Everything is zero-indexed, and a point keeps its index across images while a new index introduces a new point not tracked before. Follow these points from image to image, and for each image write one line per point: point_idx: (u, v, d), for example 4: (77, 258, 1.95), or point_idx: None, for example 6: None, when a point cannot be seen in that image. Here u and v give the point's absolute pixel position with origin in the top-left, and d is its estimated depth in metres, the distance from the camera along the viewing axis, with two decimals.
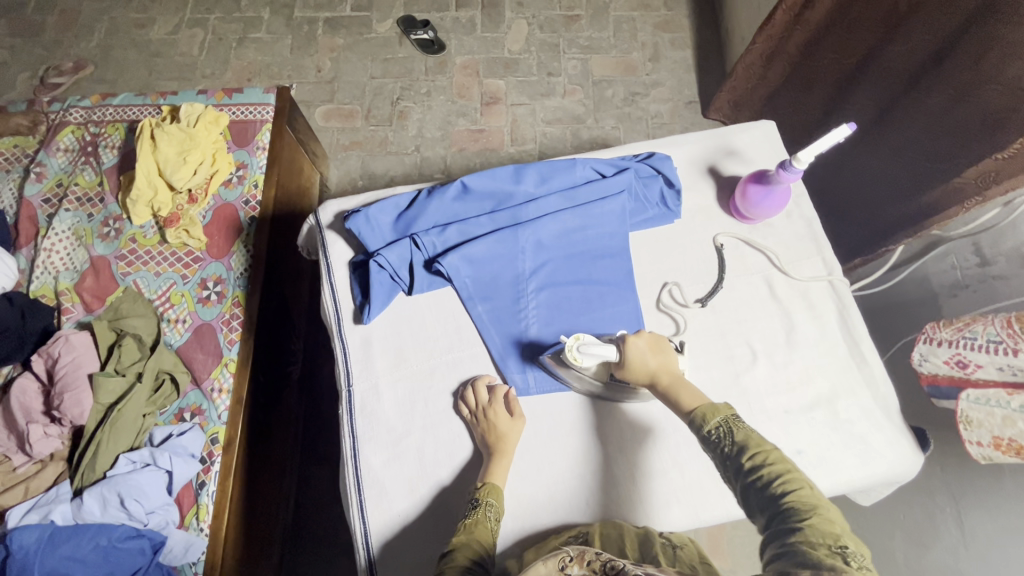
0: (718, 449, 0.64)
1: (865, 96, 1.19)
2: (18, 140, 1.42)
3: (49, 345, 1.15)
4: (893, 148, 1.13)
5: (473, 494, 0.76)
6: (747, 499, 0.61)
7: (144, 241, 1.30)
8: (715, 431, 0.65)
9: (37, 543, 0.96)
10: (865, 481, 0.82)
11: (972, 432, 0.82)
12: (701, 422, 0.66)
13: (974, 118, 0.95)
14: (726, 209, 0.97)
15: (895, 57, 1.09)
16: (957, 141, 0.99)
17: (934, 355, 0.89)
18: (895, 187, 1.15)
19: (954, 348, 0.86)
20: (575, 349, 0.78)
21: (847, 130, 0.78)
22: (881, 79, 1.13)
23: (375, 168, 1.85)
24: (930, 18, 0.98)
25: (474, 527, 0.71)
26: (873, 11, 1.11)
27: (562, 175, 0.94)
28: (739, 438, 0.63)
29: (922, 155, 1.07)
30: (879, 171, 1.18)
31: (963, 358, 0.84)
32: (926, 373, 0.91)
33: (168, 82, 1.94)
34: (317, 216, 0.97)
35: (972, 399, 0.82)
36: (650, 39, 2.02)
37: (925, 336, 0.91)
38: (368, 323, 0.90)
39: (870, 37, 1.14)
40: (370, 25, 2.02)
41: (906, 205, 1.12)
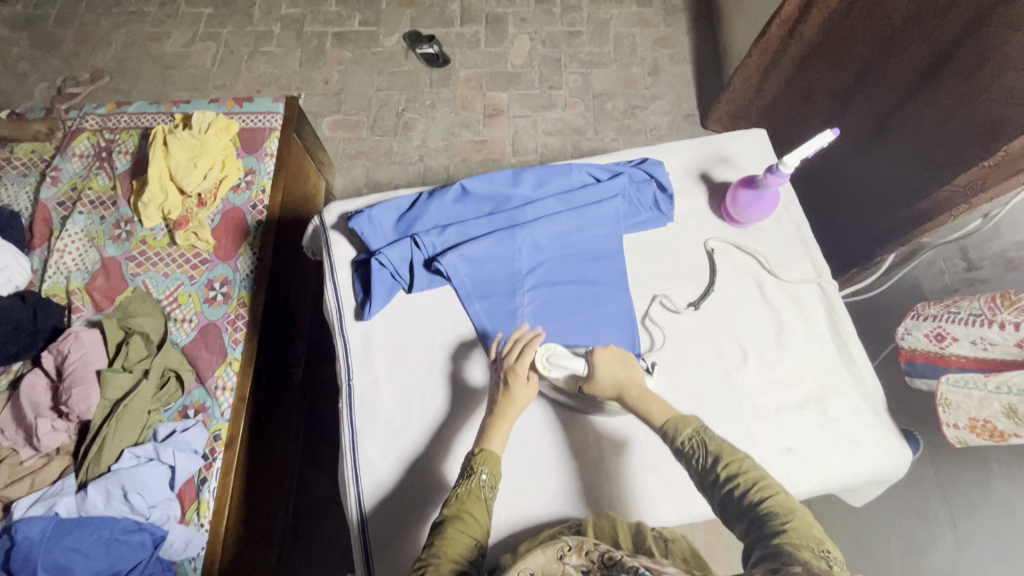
0: (692, 464, 0.68)
1: (861, 107, 1.22)
2: (36, 146, 1.47)
3: (59, 341, 1.18)
4: (891, 159, 1.16)
5: (469, 462, 0.74)
6: (726, 510, 0.65)
7: (154, 243, 1.34)
8: (687, 443, 0.69)
9: (41, 534, 0.98)
10: (854, 479, 0.84)
11: (950, 414, 0.85)
12: (675, 434, 0.70)
13: (971, 127, 0.97)
14: (718, 213, 0.99)
15: (891, 69, 1.12)
16: (954, 150, 1.01)
17: (916, 329, 0.94)
18: (892, 197, 1.17)
19: (937, 321, 0.91)
20: (545, 359, 0.80)
21: (831, 134, 0.81)
22: (878, 90, 1.17)
23: (379, 177, 1.89)
24: (927, 31, 1.02)
25: (465, 498, 0.70)
26: (868, 24, 1.15)
27: (559, 180, 0.97)
28: (711, 448, 0.67)
29: (919, 166, 1.09)
30: (876, 181, 1.21)
31: (942, 332, 0.89)
32: (906, 347, 0.96)
33: (181, 93, 2.01)
34: (321, 217, 1.01)
35: (952, 381, 0.85)
36: (649, 54, 2.08)
37: (913, 313, 0.97)
38: (368, 319, 0.93)
39: (864, 50, 1.18)
40: (377, 39, 2.08)
41: (901, 212, 1.14)
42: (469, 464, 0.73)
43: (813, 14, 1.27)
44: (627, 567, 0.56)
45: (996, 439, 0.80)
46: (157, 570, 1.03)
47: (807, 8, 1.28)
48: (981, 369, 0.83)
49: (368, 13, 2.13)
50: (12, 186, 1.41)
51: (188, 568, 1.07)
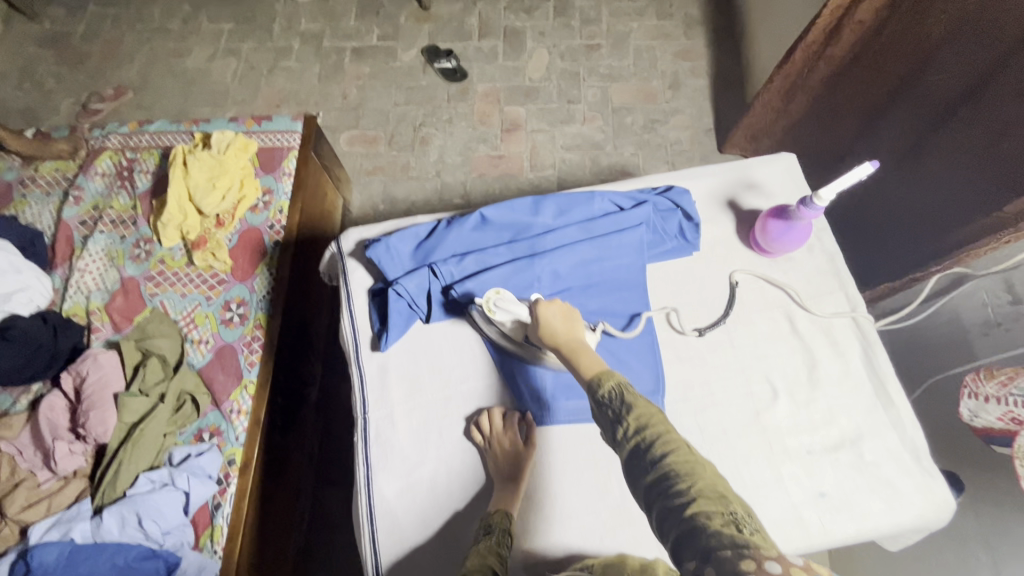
0: (608, 418, 0.66)
1: (897, 127, 1.17)
2: (60, 164, 1.49)
3: (78, 363, 1.18)
4: (931, 182, 1.10)
5: (486, 521, 0.76)
6: (632, 467, 0.62)
7: (172, 263, 1.34)
8: (609, 395, 0.67)
9: (56, 560, 0.97)
10: (894, 528, 0.79)
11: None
12: (598, 385, 0.69)
13: (1018, 153, 0.92)
14: (747, 242, 0.96)
15: (930, 87, 1.07)
16: (1001, 175, 0.95)
17: (984, 411, 0.91)
18: (934, 222, 1.11)
19: (1003, 405, 0.86)
20: (491, 302, 0.85)
21: (870, 168, 0.77)
22: (916, 111, 1.12)
23: (396, 193, 1.88)
24: (970, 51, 0.97)
25: (484, 550, 0.70)
26: (903, 44, 1.11)
27: (581, 208, 0.94)
28: (628, 401, 0.66)
29: (960, 194, 1.04)
30: (914, 204, 1.16)
31: (1013, 414, 0.85)
32: (981, 428, 0.92)
33: (201, 108, 2.02)
34: (339, 243, 0.99)
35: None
36: (670, 68, 2.04)
37: (970, 391, 0.95)
38: (385, 350, 0.91)
39: (899, 69, 1.13)
40: (395, 54, 2.08)
41: (944, 238, 1.08)
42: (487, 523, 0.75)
43: (843, 33, 1.23)
44: None
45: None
46: None
47: (836, 28, 1.24)
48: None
49: (386, 28, 2.13)
50: (37, 205, 1.43)
51: None
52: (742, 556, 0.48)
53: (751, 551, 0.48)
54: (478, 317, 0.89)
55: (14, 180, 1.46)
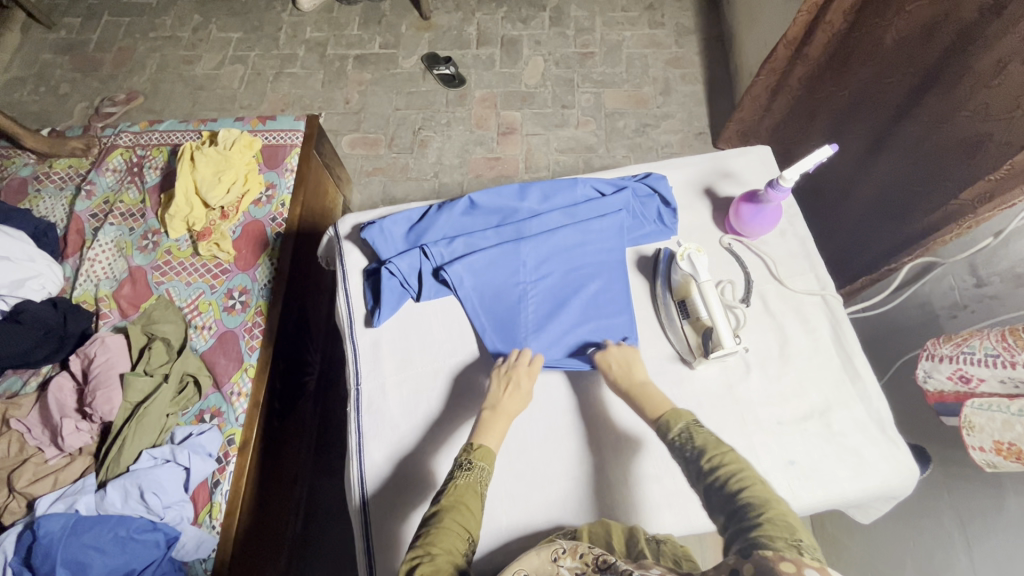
0: (682, 457, 0.70)
1: (858, 123, 1.24)
2: (73, 161, 1.56)
3: (87, 346, 1.23)
4: (893, 175, 1.16)
5: (467, 453, 0.75)
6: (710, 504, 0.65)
7: (178, 253, 1.40)
8: (679, 435, 0.71)
9: (61, 530, 1.01)
10: (860, 494, 0.83)
11: (974, 437, 0.81)
12: (667, 427, 0.73)
13: (953, 142, 1.01)
14: (722, 228, 1.01)
15: (886, 89, 1.14)
16: (940, 167, 1.04)
17: (937, 371, 0.88)
18: (890, 212, 1.19)
19: (955, 363, 0.85)
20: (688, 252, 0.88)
21: (828, 150, 0.82)
22: (873, 108, 1.19)
23: (395, 193, 1.95)
24: (914, 54, 1.05)
25: (462, 489, 0.70)
26: (864, 47, 1.18)
27: (564, 193, 1.00)
28: (699, 440, 0.69)
29: (911, 185, 1.12)
30: (876, 196, 1.22)
31: (966, 374, 0.84)
32: (932, 389, 0.91)
33: (209, 112, 2.10)
34: (335, 228, 1.04)
35: (975, 405, 0.81)
36: (661, 74, 2.11)
37: (926, 352, 0.91)
38: (378, 326, 0.95)
39: (860, 73, 1.21)
40: (396, 61, 2.16)
41: (902, 225, 1.15)
42: (467, 457, 0.74)
43: (816, 35, 1.29)
44: (619, 569, 0.60)
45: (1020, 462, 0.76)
46: (168, 570, 1.06)
47: (812, 30, 1.31)
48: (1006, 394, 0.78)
49: (388, 36, 2.22)
50: (50, 199, 1.50)
51: (198, 569, 1.10)
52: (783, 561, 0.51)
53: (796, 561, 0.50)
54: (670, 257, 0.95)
55: (29, 176, 1.53)
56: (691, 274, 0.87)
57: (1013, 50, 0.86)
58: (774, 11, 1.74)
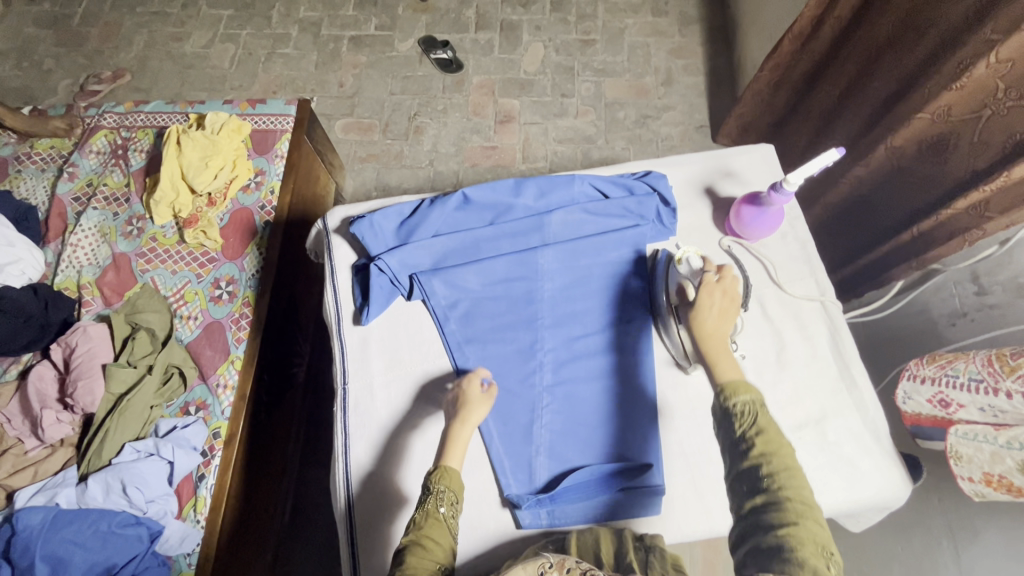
0: (732, 426, 0.66)
1: (849, 122, 1.23)
2: (55, 141, 1.51)
3: (68, 335, 1.20)
4: (881, 176, 1.14)
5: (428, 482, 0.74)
6: (737, 485, 0.64)
7: (163, 241, 1.36)
8: (738, 406, 0.66)
9: (41, 523, 0.99)
10: (852, 505, 0.82)
11: (962, 467, 0.80)
12: (730, 395, 0.67)
13: (913, 145, 1.05)
14: (722, 229, 0.98)
15: (870, 91, 1.15)
16: (925, 171, 1.04)
17: (916, 393, 0.88)
18: (868, 210, 1.22)
19: (936, 386, 0.85)
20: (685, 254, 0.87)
21: (836, 154, 0.79)
22: (860, 110, 1.19)
23: (389, 180, 1.91)
24: (903, 53, 1.04)
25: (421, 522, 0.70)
26: (861, 46, 1.16)
27: (562, 191, 0.97)
28: (760, 420, 0.65)
29: (891, 186, 1.13)
30: (862, 199, 1.22)
31: (946, 398, 0.83)
32: (909, 411, 0.90)
33: (199, 93, 2.04)
34: (325, 220, 1.01)
35: (960, 434, 0.80)
36: (663, 64, 2.07)
37: (907, 372, 0.90)
38: (366, 324, 0.93)
39: (854, 69, 1.20)
40: (392, 43, 2.10)
41: (882, 220, 1.18)
42: (427, 485, 0.74)
43: (821, 30, 1.25)
44: None
45: (1011, 493, 0.76)
46: (151, 565, 1.04)
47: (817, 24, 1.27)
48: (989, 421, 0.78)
49: (384, 18, 2.15)
50: (31, 180, 1.45)
51: (182, 564, 1.08)
52: None
53: None
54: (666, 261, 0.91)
55: (9, 156, 1.48)
56: (688, 276, 0.84)
57: (976, 53, 0.88)
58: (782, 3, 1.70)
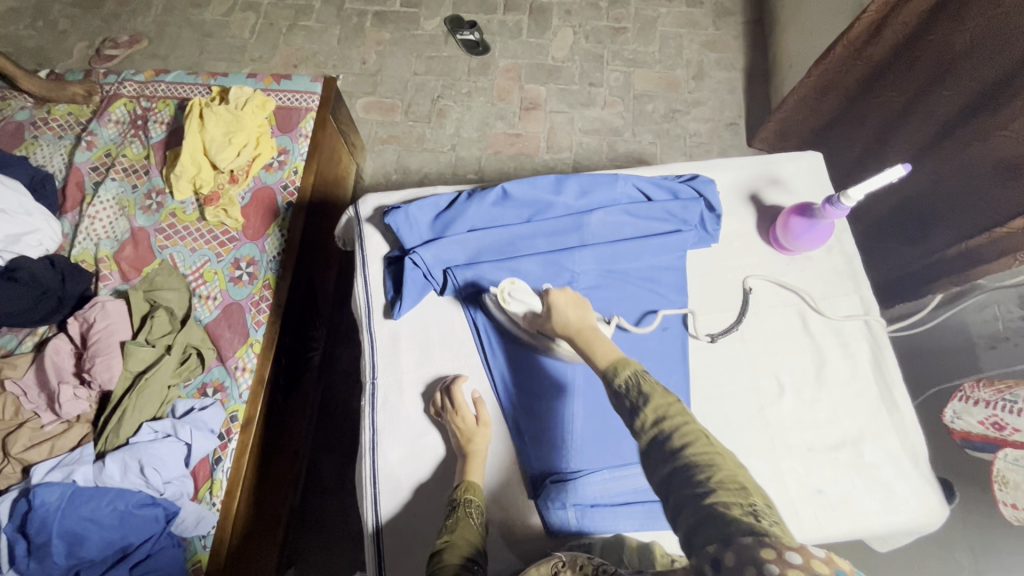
0: (622, 404, 0.65)
1: (914, 132, 1.19)
2: (73, 108, 1.47)
3: (86, 309, 1.18)
4: (939, 180, 1.12)
5: (453, 496, 0.76)
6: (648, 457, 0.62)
7: (183, 217, 1.33)
8: (624, 385, 0.65)
9: (57, 501, 0.98)
10: (888, 529, 0.80)
11: (1007, 492, 0.85)
12: (613, 375, 0.67)
13: (988, 163, 1.01)
14: (766, 238, 0.96)
15: (941, 101, 1.10)
16: (983, 189, 1.02)
17: (970, 414, 0.95)
18: (921, 222, 1.19)
19: (991, 409, 0.90)
20: (507, 292, 0.84)
21: (902, 170, 0.75)
22: (924, 122, 1.16)
23: (410, 163, 1.86)
24: (982, 62, 0.99)
25: (456, 526, 0.71)
26: (929, 55, 1.11)
27: (603, 191, 0.94)
28: (646, 390, 0.64)
29: (948, 195, 1.10)
30: (915, 211, 1.20)
31: (1000, 421, 0.88)
32: (958, 429, 0.97)
33: (217, 63, 1.99)
34: (357, 207, 0.98)
35: (1008, 460, 0.85)
36: (696, 57, 2.01)
37: (963, 394, 0.98)
38: (398, 318, 0.91)
39: (921, 76, 1.15)
40: (417, 21, 2.04)
41: (932, 230, 1.16)
42: (452, 499, 0.75)
43: (884, 36, 1.20)
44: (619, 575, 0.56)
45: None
46: (165, 546, 1.03)
47: (878, 28, 1.21)
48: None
49: None
50: (48, 147, 1.41)
51: (197, 545, 1.08)
52: (762, 544, 0.47)
53: (774, 543, 0.47)
54: (490, 303, 0.89)
55: (25, 120, 1.44)
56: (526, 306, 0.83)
57: None
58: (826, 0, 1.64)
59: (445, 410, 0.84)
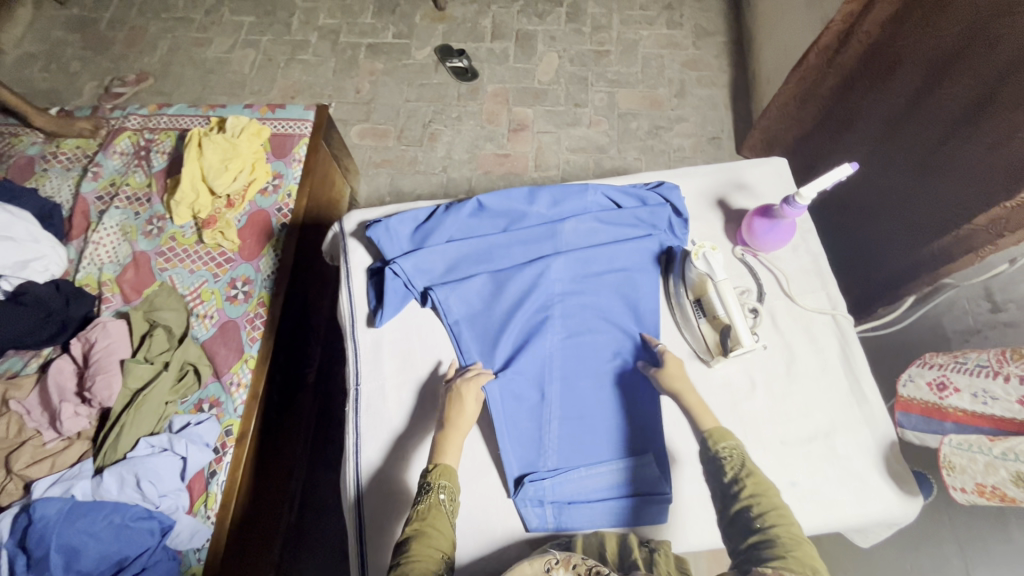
0: (720, 471, 0.74)
1: (903, 140, 1.18)
2: (81, 142, 1.55)
3: (87, 330, 1.23)
4: (943, 182, 1.08)
5: (426, 478, 0.76)
6: (731, 529, 0.70)
7: (182, 240, 1.39)
8: (724, 451, 0.75)
9: (56, 515, 1.01)
10: (862, 519, 0.82)
11: (955, 478, 0.74)
12: (717, 440, 0.77)
13: (1002, 169, 0.95)
14: (734, 241, 0.99)
15: (935, 105, 1.09)
16: (985, 193, 0.99)
17: (920, 378, 0.83)
18: (902, 222, 1.20)
19: (941, 370, 0.81)
20: (701, 251, 0.86)
21: (850, 168, 0.82)
22: (917, 127, 1.14)
23: (403, 185, 1.93)
24: (975, 66, 0.99)
25: (428, 513, 0.71)
26: (913, 60, 1.13)
27: (575, 200, 0.98)
28: (747, 465, 0.73)
29: (958, 193, 1.05)
30: (909, 214, 1.18)
31: (945, 381, 0.79)
32: (903, 395, 0.85)
33: (218, 97, 2.09)
34: (341, 224, 1.04)
35: (953, 444, 0.74)
36: (677, 76, 2.08)
37: (919, 360, 0.86)
38: (379, 326, 0.95)
39: (905, 84, 1.17)
40: (409, 52, 2.14)
41: (924, 228, 1.13)
42: (426, 482, 0.75)
43: (853, 43, 1.29)
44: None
45: (1004, 503, 0.70)
46: (161, 559, 1.05)
47: (848, 37, 1.32)
48: (986, 429, 0.73)
49: (402, 26, 2.19)
50: (57, 179, 1.49)
51: (192, 559, 1.10)
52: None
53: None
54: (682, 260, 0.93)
55: (36, 155, 1.52)
56: (707, 272, 0.85)
57: None
58: (798, 18, 1.71)
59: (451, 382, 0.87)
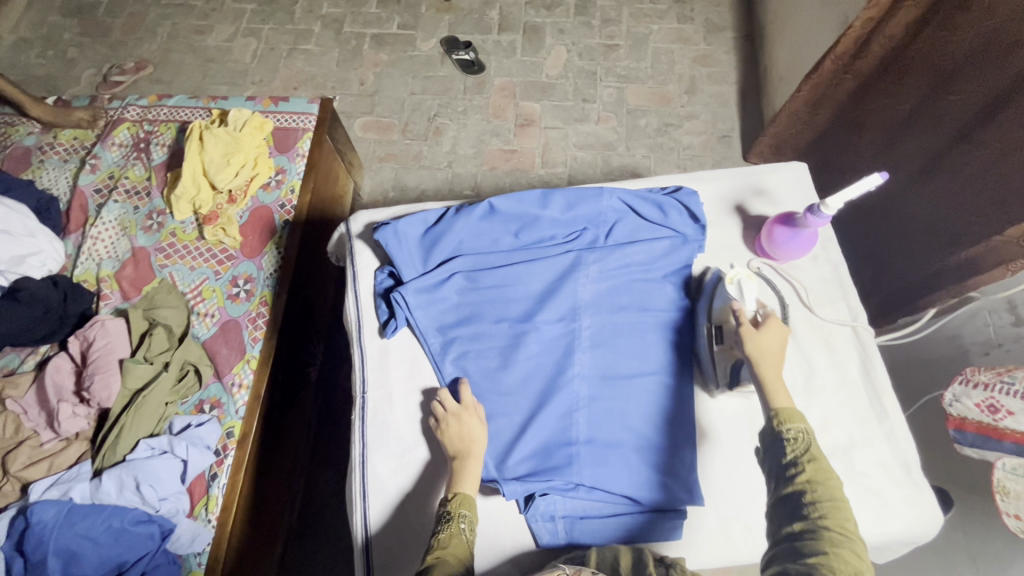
0: (782, 451, 0.68)
1: (914, 145, 1.17)
2: (79, 133, 1.51)
3: (86, 328, 1.20)
4: (960, 183, 1.06)
5: (445, 508, 0.74)
6: (779, 509, 0.65)
7: (183, 236, 1.36)
8: (791, 433, 0.68)
9: (55, 518, 0.99)
10: (880, 539, 0.80)
11: (1009, 503, 0.78)
12: (783, 420, 0.70)
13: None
14: (752, 248, 0.97)
15: (948, 109, 1.08)
16: (1006, 195, 0.96)
17: (966, 398, 0.84)
18: (922, 230, 1.17)
19: (988, 391, 0.81)
20: (737, 277, 0.88)
21: (878, 179, 0.78)
22: (930, 129, 1.13)
23: (407, 181, 1.89)
24: (987, 71, 0.99)
25: (448, 541, 0.69)
26: (928, 65, 1.12)
27: (589, 204, 0.95)
28: (812, 450, 0.67)
29: (979, 189, 1.02)
30: (928, 221, 1.15)
31: (996, 403, 0.80)
32: (954, 415, 0.86)
33: (219, 86, 2.04)
34: (347, 224, 1.01)
35: (1008, 469, 0.78)
36: (687, 72, 2.04)
37: (961, 378, 0.87)
38: (389, 336, 0.92)
39: (917, 89, 1.15)
40: (414, 43, 2.09)
41: (944, 232, 1.11)
42: (444, 512, 0.73)
43: (872, 47, 1.25)
44: None
45: None
46: (161, 563, 1.03)
47: (864, 44, 1.27)
48: None
49: (407, 16, 2.14)
50: (53, 170, 1.45)
51: (193, 563, 1.08)
52: None
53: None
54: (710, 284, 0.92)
55: (33, 145, 1.48)
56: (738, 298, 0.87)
57: None
58: (813, 15, 1.67)
59: (442, 417, 0.82)
